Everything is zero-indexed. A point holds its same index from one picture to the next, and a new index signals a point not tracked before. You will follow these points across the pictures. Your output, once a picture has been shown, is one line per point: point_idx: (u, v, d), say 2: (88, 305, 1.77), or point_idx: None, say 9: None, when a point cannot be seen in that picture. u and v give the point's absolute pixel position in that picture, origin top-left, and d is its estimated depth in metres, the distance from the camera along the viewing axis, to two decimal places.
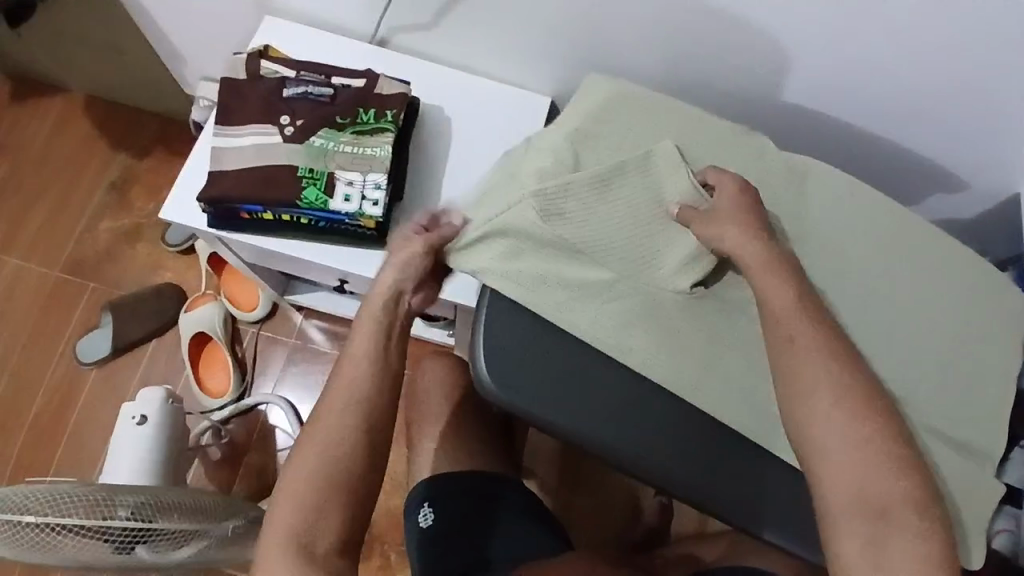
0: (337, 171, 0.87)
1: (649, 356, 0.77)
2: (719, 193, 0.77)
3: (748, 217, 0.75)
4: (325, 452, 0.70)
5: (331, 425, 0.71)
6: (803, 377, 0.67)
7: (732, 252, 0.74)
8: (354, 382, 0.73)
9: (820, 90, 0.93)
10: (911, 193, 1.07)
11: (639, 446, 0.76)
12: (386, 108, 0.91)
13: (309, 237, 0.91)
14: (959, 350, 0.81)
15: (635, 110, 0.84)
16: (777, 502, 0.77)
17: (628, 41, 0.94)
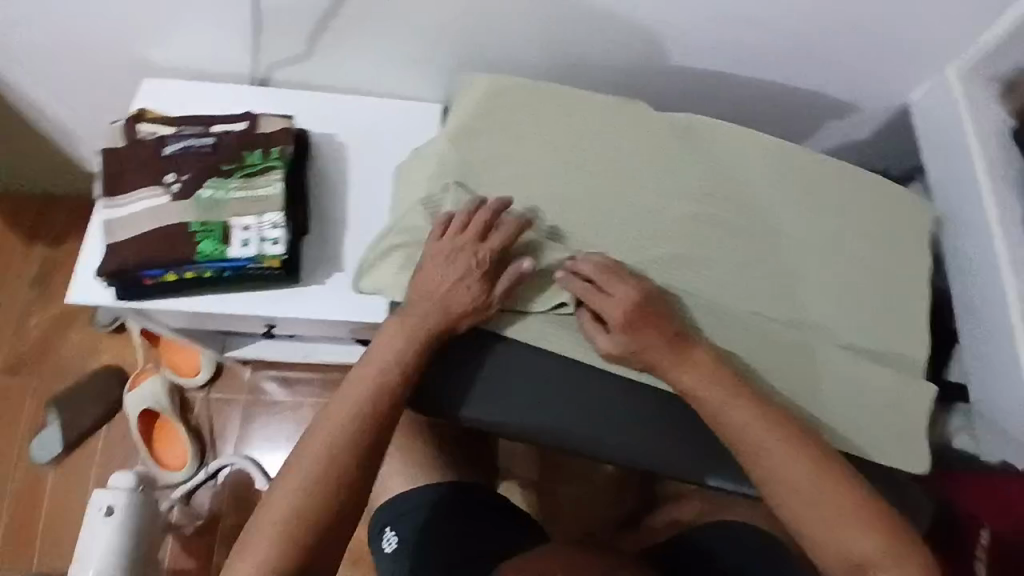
0: (232, 219, 0.86)
1: (563, 338, 0.78)
2: (610, 297, 0.75)
3: (647, 321, 0.74)
4: (323, 467, 0.68)
5: (329, 441, 0.69)
6: (741, 417, 0.71)
7: (653, 344, 0.74)
8: (354, 420, 0.69)
9: (696, 45, 0.94)
10: (810, 126, 1.09)
11: (571, 420, 0.76)
12: (271, 146, 0.90)
13: (221, 289, 0.90)
14: (874, 266, 0.83)
15: (517, 99, 0.85)
16: (719, 449, 0.78)
17: (501, 34, 0.94)
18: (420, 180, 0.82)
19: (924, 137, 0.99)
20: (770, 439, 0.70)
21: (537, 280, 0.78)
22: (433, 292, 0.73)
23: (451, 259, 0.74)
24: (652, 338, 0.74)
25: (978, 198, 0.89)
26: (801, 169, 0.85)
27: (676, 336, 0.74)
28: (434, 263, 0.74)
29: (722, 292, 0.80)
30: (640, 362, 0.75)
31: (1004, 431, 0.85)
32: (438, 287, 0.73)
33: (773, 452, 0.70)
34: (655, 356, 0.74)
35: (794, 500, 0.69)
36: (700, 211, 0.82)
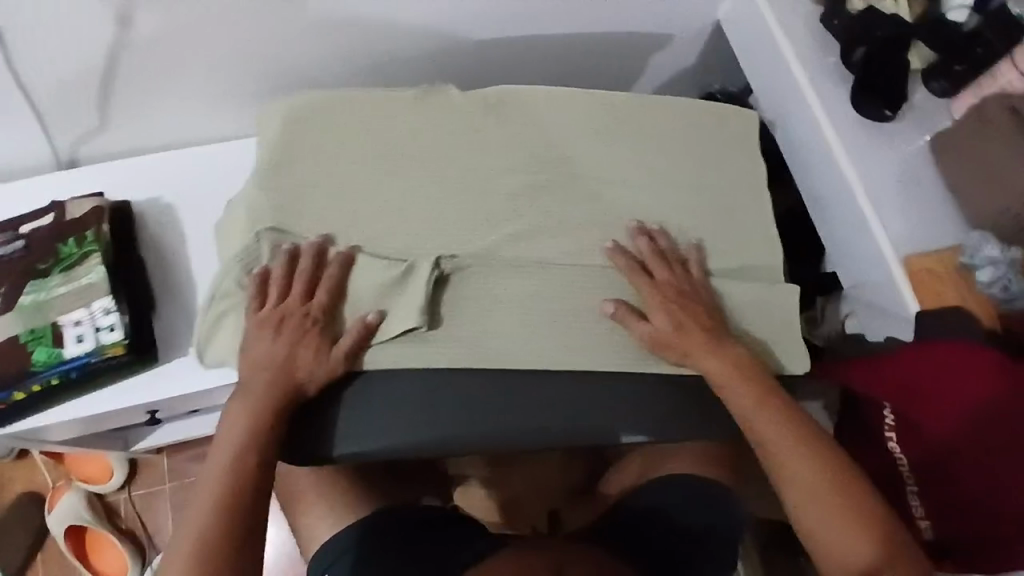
0: (59, 317, 0.82)
1: (422, 347, 0.75)
2: (654, 280, 0.78)
3: (687, 308, 0.77)
4: (212, 522, 0.68)
5: (198, 521, 0.68)
6: (756, 411, 0.74)
7: (692, 330, 0.76)
8: (221, 494, 0.69)
9: (489, 15, 0.94)
10: (639, 63, 1.08)
11: (468, 426, 0.73)
12: (85, 231, 0.86)
13: (77, 393, 0.85)
14: (711, 185, 0.84)
15: (313, 123, 0.80)
16: (623, 406, 0.76)
17: (296, 52, 0.93)
18: (236, 233, 0.78)
19: (739, 50, 1.02)
20: (784, 436, 0.73)
21: (381, 309, 0.75)
22: (269, 354, 0.72)
23: (281, 315, 0.73)
24: (683, 322, 0.76)
25: (797, 91, 0.93)
26: (616, 112, 0.83)
27: (708, 331, 0.76)
28: (261, 327, 0.73)
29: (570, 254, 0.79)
30: (675, 350, 0.76)
31: (884, 309, 0.88)
32: (275, 354, 0.72)
33: (786, 445, 0.73)
34: (692, 338, 0.76)
35: (809, 508, 0.71)
36: (532, 180, 0.80)
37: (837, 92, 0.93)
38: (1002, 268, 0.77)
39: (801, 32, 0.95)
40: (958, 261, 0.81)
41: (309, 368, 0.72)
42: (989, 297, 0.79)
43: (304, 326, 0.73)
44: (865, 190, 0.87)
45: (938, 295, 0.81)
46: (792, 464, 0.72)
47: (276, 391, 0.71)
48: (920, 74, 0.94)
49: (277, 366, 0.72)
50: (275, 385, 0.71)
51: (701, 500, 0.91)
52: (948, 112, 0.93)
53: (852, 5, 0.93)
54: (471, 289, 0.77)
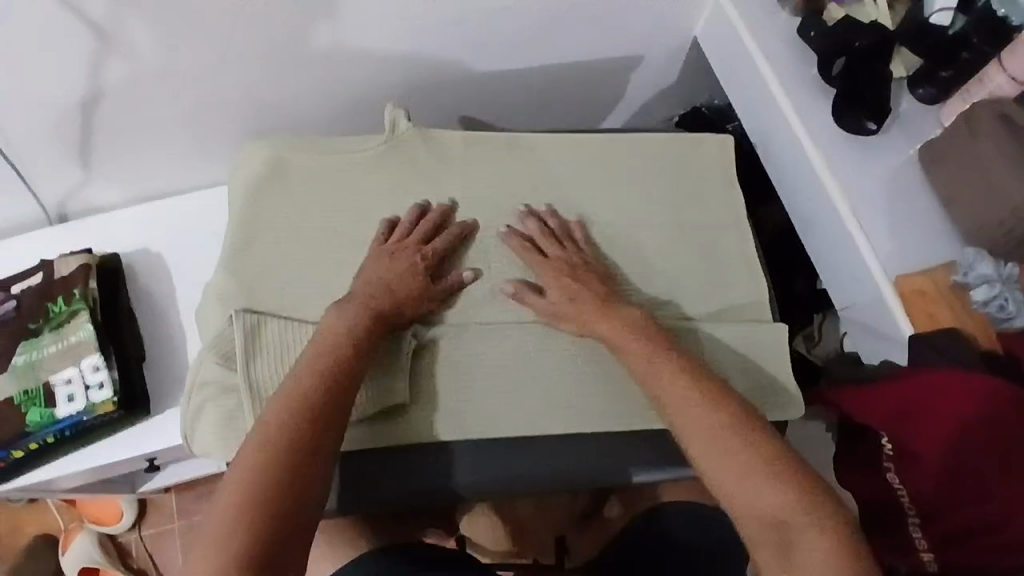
0: (51, 377, 0.84)
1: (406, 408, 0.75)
2: (546, 258, 0.78)
3: (575, 279, 0.76)
4: (252, 482, 0.59)
5: (264, 458, 0.60)
6: (668, 373, 0.68)
7: (586, 306, 0.74)
8: (293, 430, 0.62)
9: (457, 52, 0.95)
10: (616, 82, 1.10)
11: (525, 466, 0.77)
12: (72, 289, 0.87)
13: (73, 448, 0.86)
14: (687, 214, 0.85)
15: (284, 189, 0.82)
16: (643, 444, 0.79)
17: (273, 101, 0.94)
18: (213, 320, 0.78)
19: (720, 64, 1.02)
20: (699, 402, 0.65)
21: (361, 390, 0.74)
22: (398, 278, 0.74)
23: (398, 250, 0.76)
24: (577, 292, 0.75)
25: (778, 110, 0.92)
26: (580, 154, 0.86)
27: (602, 300, 0.74)
28: (404, 251, 0.76)
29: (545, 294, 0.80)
30: (574, 322, 0.75)
31: (877, 329, 0.86)
32: (396, 286, 0.73)
33: (697, 409, 0.65)
34: (609, 326, 0.72)
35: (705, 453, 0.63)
36: (505, 221, 0.82)
37: (819, 107, 0.91)
38: (995, 286, 0.76)
39: (781, 48, 0.94)
40: (953, 278, 0.80)
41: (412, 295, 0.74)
42: (987, 317, 0.77)
43: (421, 259, 0.76)
44: (849, 205, 0.86)
45: (933, 317, 0.79)
46: (704, 434, 0.63)
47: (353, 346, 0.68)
48: (905, 81, 0.91)
49: (379, 298, 0.72)
50: (344, 343, 0.68)
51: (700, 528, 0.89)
52: (937, 121, 0.91)
53: (829, 14, 0.92)
54: (452, 337, 0.77)
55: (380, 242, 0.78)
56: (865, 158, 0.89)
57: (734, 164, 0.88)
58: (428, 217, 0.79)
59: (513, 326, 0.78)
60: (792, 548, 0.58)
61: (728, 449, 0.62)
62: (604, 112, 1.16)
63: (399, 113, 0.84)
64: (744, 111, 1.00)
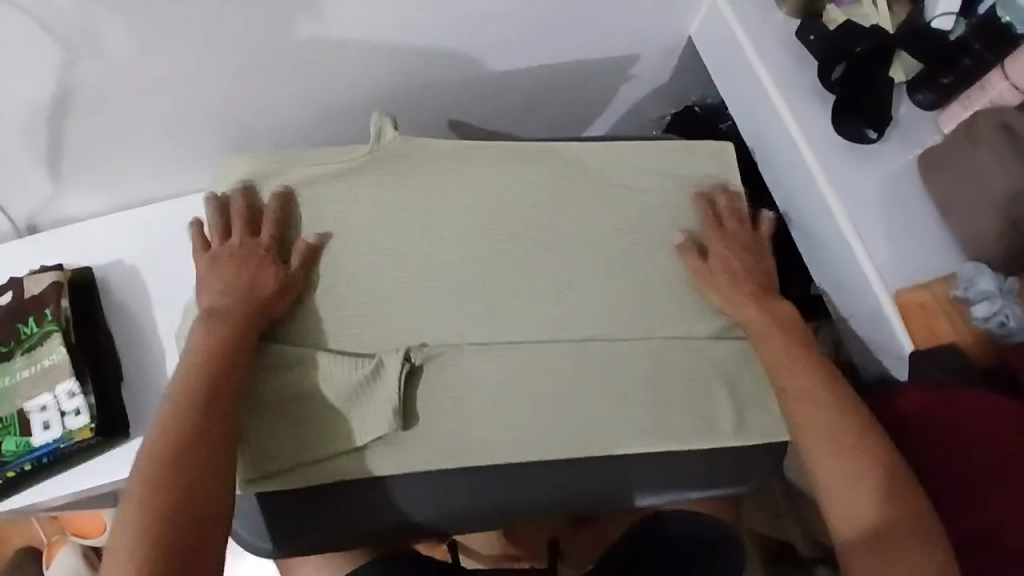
0: (26, 404, 0.81)
1: (398, 437, 0.72)
2: (722, 231, 0.82)
3: (742, 255, 0.81)
4: (151, 492, 0.60)
5: (166, 428, 0.64)
6: (794, 363, 0.74)
7: (724, 290, 0.79)
8: (184, 399, 0.65)
9: (446, 55, 0.92)
10: (609, 81, 1.07)
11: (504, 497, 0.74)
12: (44, 310, 0.83)
13: (52, 474, 0.83)
14: (686, 227, 0.82)
15: (267, 204, 0.78)
16: (636, 471, 0.75)
17: (253, 108, 0.90)
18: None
19: (717, 65, 0.99)
20: (817, 392, 0.71)
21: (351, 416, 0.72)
22: (226, 276, 0.72)
23: (228, 252, 0.73)
24: (734, 261, 0.80)
25: (775, 116, 0.90)
26: (575, 164, 0.83)
27: (758, 287, 0.79)
28: (224, 255, 0.74)
29: (540, 313, 0.78)
30: (721, 292, 0.79)
31: (878, 343, 0.85)
32: (225, 290, 0.71)
33: (818, 400, 0.71)
34: (742, 306, 0.78)
35: (815, 450, 0.69)
36: (498, 238, 0.79)
37: (816, 111, 0.89)
38: (996, 302, 0.75)
39: (778, 50, 0.91)
40: (952, 293, 0.79)
41: (264, 287, 0.72)
42: (986, 331, 0.77)
43: (259, 251, 0.74)
44: (848, 215, 0.84)
45: (932, 331, 0.79)
46: (818, 437, 0.69)
47: (221, 346, 0.68)
48: (904, 86, 0.89)
49: (224, 300, 0.71)
50: (213, 347, 0.68)
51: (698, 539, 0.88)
52: (936, 126, 0.89)
53: (828, 17, 0.89)
54: (446, 362, 0.75)
55: (195, 254, 0.74)
56: (865, 167, 0.87)
57: (731, 173, 0.86)
58: (236, 206, 0.76)
59: (509, 348, 0.76)
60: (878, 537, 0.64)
61: (839, 439, 0.68)
62: (594, 111, 1.13)
63: (385, 122, 0.80)
64: (740, 116, 0.97)
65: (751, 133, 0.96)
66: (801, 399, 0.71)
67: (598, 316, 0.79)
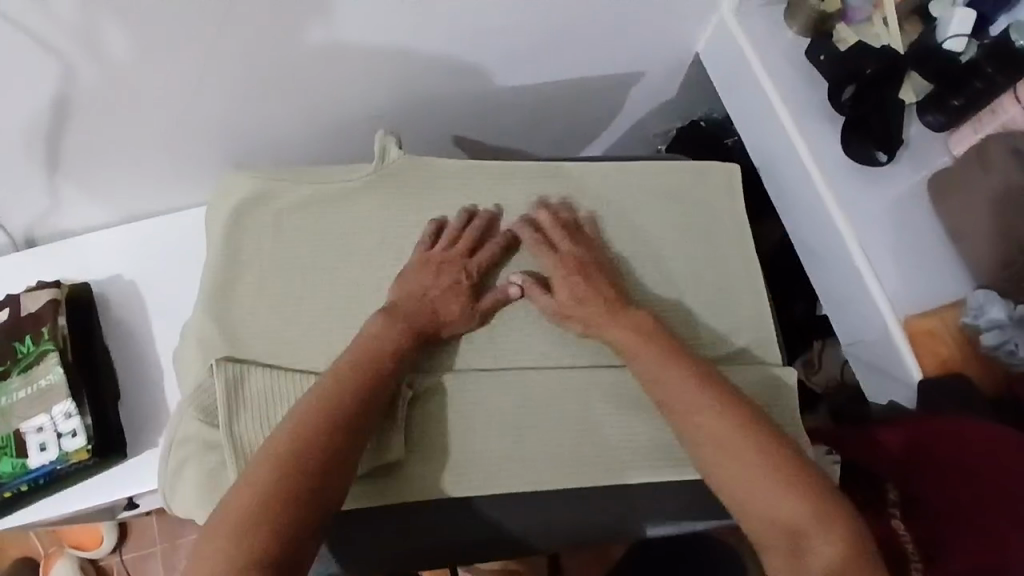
0: (21, 425, 0.79)
1: (399, 467, 0.71)
2: (557, 253, 0.76)
3: (580, 272, 0.75)
4: (278, 478, 0.60)
5: (323, 403, 0.64)
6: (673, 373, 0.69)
7: (574, 309, 0.74)
8: (342, 380, 0.66)
9: (452, 71, 0.91)
10: (615, 96, 1.06)
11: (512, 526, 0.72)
12: (41, 328, 0.82)
13: (48, 494, 0.82)
14: (546, 274, 0.77)
15: (269, 224, 0.78)
16: (643, 500, 0.74)
17: (256, 124, 0.89)
18: (194, 369, 0.74)
19: (724, 82, 0.98)
20: (704, 405, 0.67)
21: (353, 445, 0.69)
22: (407, 295, 0.73)
23: (439, 258, 0.75)
24: (585, 291, 0.74)
25: (784, 136, 0.89)
26: (581, 185, 0.82)
27: (614, 295, 0.74)
28: (421, 279, 0.74)
29: (544, 338, 0.76)
30: (578, 321, 0.74)
31: (885, 369, 0.83)
32: (429, 294, 0.73)
33: (703, 416, 0.67)
34: (622, 333, 0.72)
35: (716, 462, 0.65)
36: (503, 262, 0.78)
37: (825, 132, 0.87)
38: (1006, 330, 0.74)
39: (787, 69, 0.90)
40: (962, 321, 0.78)
41: (455, 318, 0.73)
42: (995, 359, 0.76)
43: (445, 270, 0.74)
44: (856, 239, 0.83)
45: (941, 359, 0.78)
46: (720, 449, 0.65)
47: (405, 348, 0.70)
48: (914, 107, 0.88)
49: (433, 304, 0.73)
50: (398, 345, 0.70)
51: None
52: (946, 148, 0.87)
53: (838, 36, 0.88)
54: (448, 389, 0.73)
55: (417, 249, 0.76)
56: (875, 189, 0.86)
57: (739, 194, 0.85)
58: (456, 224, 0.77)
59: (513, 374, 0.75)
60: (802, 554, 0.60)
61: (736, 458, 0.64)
62: (599, 125, 1.12)
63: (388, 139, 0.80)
64: (746, 134, 0.96)
65: (758, 152, 0.95)
66: (684, 406, 0.68)
67: (605, 340, 0.77)
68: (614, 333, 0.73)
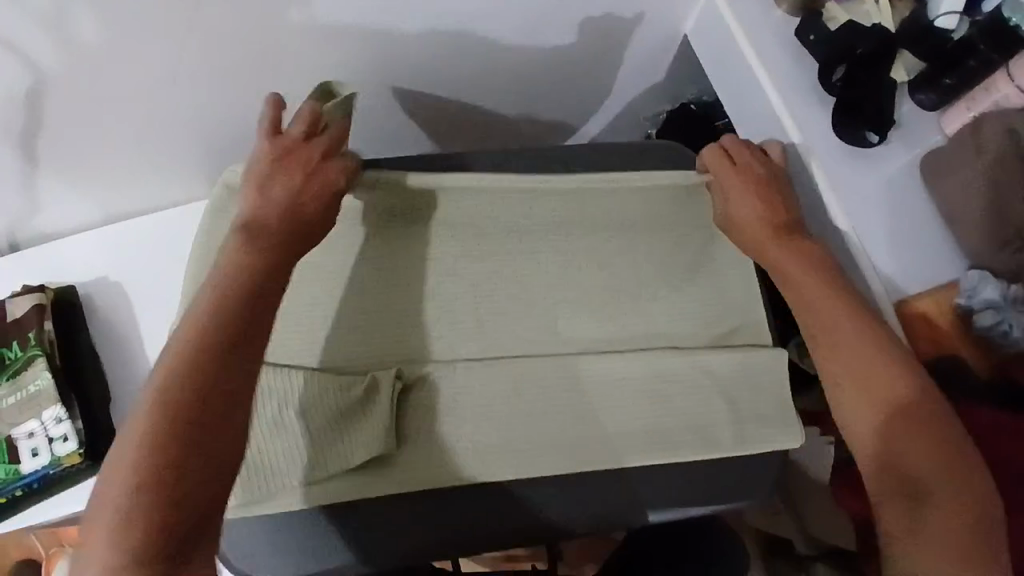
0: (12, 431, 0.79)
1: (387, 468, 0.68)
2: (738, 167, 0.80)
3: (766, 190, 0.79)
4: (151, 435, 0.55)
5: (191, 335, 0.60)
6: (837, 313, 0.71)
7: (757, 230, 0.77)
8: (214, 305, 0.61)
9: (437, 60, 0.90)
10: (603, 79, 1.05)
11: (512, 516, 0.71)
12: (27, 333, 0.82)
13: (42, 498, 0.82)
14: (730, 176, 0.80)
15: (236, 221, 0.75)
16: (641, 485, 0.73)
17: (240, 118, 0.88)
18: None
19: (711, 64, 0.97)
20: (871, 356, 0.69)
21: (343, 436, 0.68)
22: (266, 196, 0.67)
23: (293, 156, 0.69)
24: (760, 207, 0.78)
25: (774, 116, 0.88)
26: (572, 171, 0.82)
27: (780, 226, 0.77)
28: (271, 175, 0.68)
29: (538, 327, 0.76)
30: (747, 235, 0.78)
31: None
32: (287, 196, 0.67)
33: (866, 362, 0.69)
34: (776, 253, 0.76)
35: (850, 402, 0.68)
36: (494, 252, 0.77)
37: (816, 111, 0.86)
38: (1001, 311, 0.74)
39: (777, 49, 0.88)
40: (956, 303, 0.77)
41: (318, 204, 0.68)
42: (989, 340, 0.76)
43: (303, 169, 0.68)
44: (851, 228, 0.81)
45: (935, 342, 0.77)
46: (857, 391, 0.68)
47: (267, 247, 0.65)
48: (905, 86, 0.86)
49: (276, 206, 0.67)
50: (251, 266, 0.64)
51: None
52: (937, 127, 0.86)
53: (827, 14, 0.86)
54: (434, 387, 0.71)
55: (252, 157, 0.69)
56: (870, 168, 0.84)
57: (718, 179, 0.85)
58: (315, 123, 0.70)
59: (512, 367, 0.73)
60: (918, 509, 0.63)
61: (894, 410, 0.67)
62: (585, 107, 1.11)
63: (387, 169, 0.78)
64: (737, 116, 0.95)
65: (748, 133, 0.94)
66: (837, 352, 0.70)
67: (595, 327, 0.77)
68: (783, 259, 0.75)
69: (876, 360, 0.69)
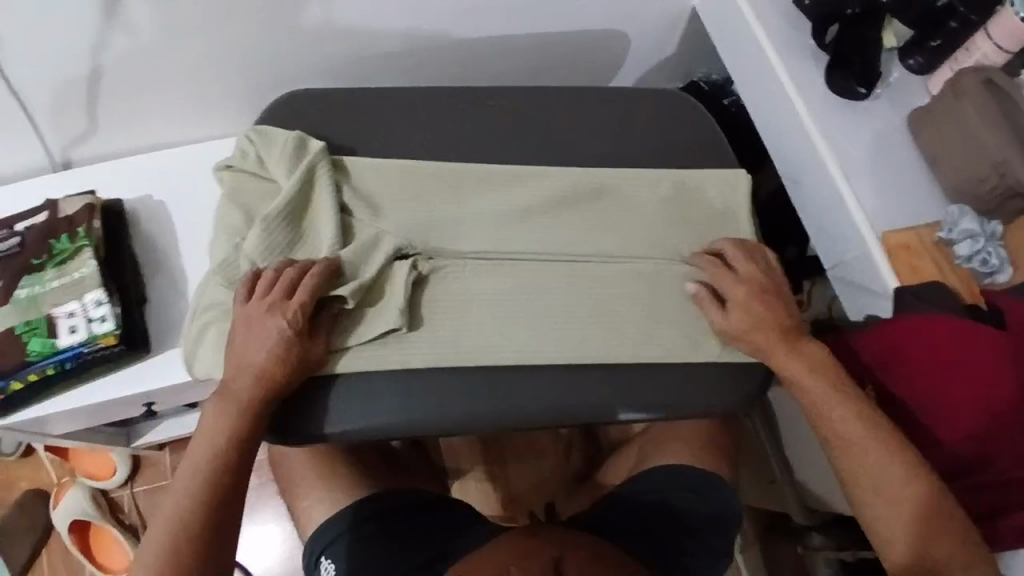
0: (54, 310, 0.86)
1: (404, 345, 0.76)
2: (738, 276, 0.81)
3: (766, 301, 0.79)
4: (166, 541, 0.70)
5: (205, 453, 0.72)
6: (845, 419, 0.75)
7: (757, 339, 0.78)
8: (217, 428, 0.72)
9: (467, 12, 0.98)
10: (617, 48, 1.13)
11: (516, 402, 0.76)
12: (76, 227, 0.90)
13: (73, 381, 0.87)
14: (728, 288, 0.80)
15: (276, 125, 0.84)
16: (636, 383, 0.78)
17: (284, 53, 0.96)
18: (215, 252, 0.80)
19: (714, 31, 1.04)
20: (879, 447, 0.74)
21: (366, 310, 0.76)
22: (239, 351, 0.72)
23: (258, 314, 0.72)
24: (765, 322, 0.78)
25: (770, 71, 0.94)
26: (586, 105, 0.89)
27: (786, 334, 0.78)
28: (242, 334, 0.72)
29: (550, 237, 0.83)
30: (751, 343, 0.79)
31: (859, 281, 0.88)
32: (257, 354, 0.71)
33: (875, 466, 0.74)
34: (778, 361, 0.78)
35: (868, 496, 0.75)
36: (512, 170, 0.84)
37: (811, 69, 0.93)
38: (980, 240, 0.81)
39: (776, 14, 0.96)
40: (937, 236, 0.83)
41: (277, 369, 0.71)
42: (972, 271, 0.83)
43: (270, 331, 0.71)
44: (840, 167, 0.88)
45: (917, 270, 0.82)
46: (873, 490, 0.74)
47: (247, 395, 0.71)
48: (896, 51, 0.94)
49: (255, 372, 0.71)
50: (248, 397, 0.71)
51: (694, 489, 0.95)
52: (925, 89, 0.93)
53: None
54: (448, 278, 0.79)
55: (236, 311, 0.73)
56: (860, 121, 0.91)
57: (712, 123, 0.92)
58: (284, 277, 0.73)
59: (526, 268, 0.81)
60: None
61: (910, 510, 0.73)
62: (600, 77, 1.19)
63: (409, 229, 0.81)
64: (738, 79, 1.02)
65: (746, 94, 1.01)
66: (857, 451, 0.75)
67: (600, 243, 0.83)
68: (791, 361, 0.78)
69: (890, 465, 0.74)
